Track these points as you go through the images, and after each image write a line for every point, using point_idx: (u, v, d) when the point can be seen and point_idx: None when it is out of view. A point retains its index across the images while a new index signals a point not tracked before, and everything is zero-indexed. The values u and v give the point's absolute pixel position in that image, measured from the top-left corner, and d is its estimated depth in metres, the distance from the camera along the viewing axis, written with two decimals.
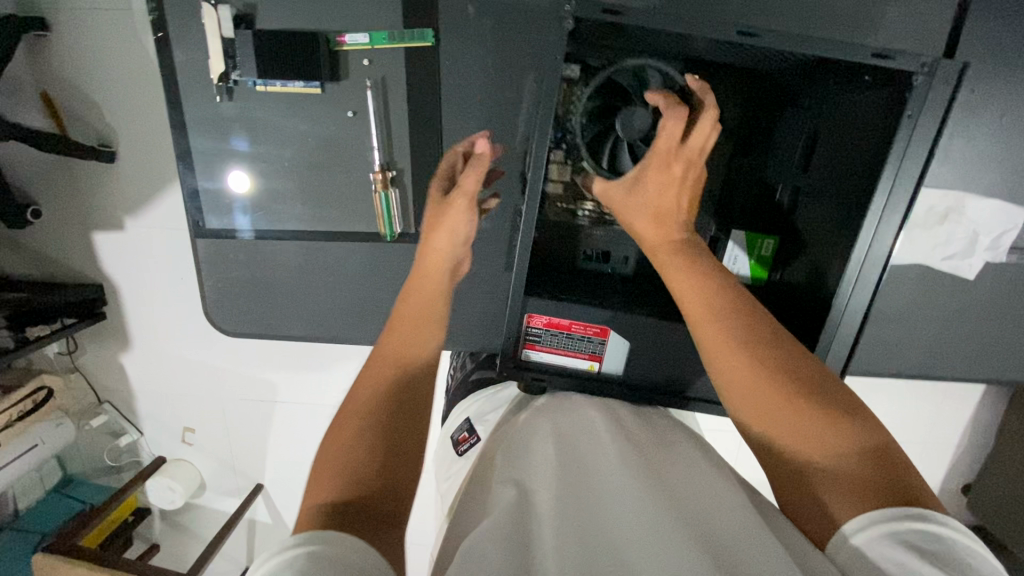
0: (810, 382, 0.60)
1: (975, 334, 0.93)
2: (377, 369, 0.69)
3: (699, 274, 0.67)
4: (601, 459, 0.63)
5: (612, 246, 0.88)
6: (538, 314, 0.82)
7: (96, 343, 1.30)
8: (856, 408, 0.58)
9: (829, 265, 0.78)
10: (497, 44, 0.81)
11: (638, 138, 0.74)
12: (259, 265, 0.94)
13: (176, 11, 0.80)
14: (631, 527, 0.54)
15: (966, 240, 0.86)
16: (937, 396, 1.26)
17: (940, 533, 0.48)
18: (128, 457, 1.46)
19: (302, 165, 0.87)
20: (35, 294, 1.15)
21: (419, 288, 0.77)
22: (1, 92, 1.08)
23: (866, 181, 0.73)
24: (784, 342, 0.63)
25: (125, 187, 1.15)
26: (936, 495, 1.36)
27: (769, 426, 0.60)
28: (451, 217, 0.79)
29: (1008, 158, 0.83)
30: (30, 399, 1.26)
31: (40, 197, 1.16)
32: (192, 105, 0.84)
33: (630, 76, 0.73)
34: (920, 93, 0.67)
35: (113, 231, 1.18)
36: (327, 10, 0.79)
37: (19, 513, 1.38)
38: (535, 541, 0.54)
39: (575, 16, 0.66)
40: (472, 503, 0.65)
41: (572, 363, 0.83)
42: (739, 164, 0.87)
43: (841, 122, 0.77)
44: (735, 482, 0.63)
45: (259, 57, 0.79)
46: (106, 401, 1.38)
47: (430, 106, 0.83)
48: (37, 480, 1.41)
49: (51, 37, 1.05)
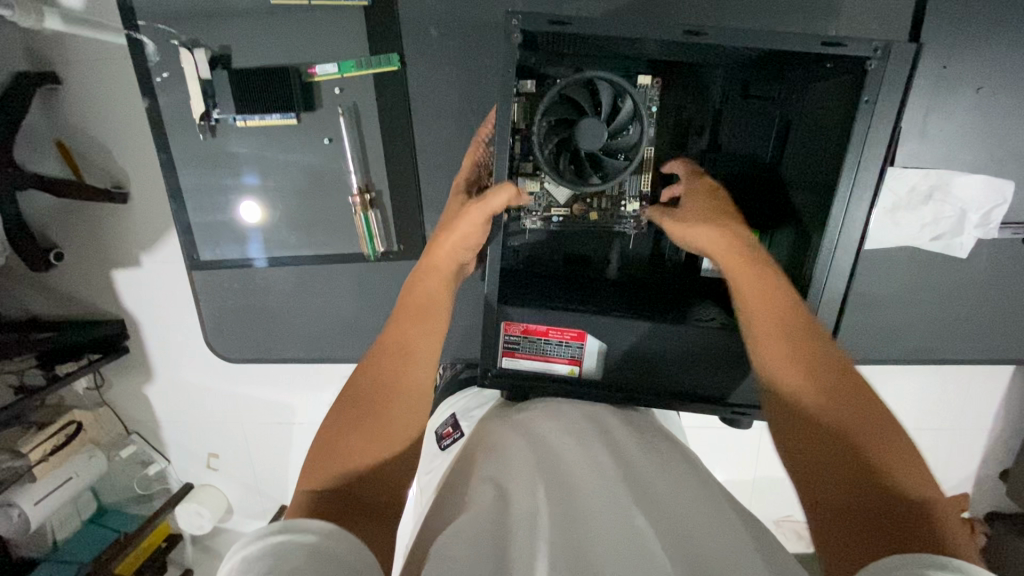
0: (869, 407, 0.58)
1: (973, 315, 0.90)
2: (380, 364, 0.68)
3: (757, 272, 0.70)
4: (582, 471, 0.63)
5: (593, 250, 0.92)
6: (514, 322, 0.82)
7: (114, 376, 1.36)
8: (913, 453, 0.54)
9: (806, 252, 0.76)
10: (461, 63, 0.83)
11: (598, 148, 0.73)
12: (253, 291, 0.97)
13: (161, 57, 0.84)
14: (605, 533, 0.52)
15: (954, 217, 0.84)
16: (954, 378, 1.22)
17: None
18: (158, 485, 1.50)
19: (286, 192, 0.90)
20: (61, 333, 1.20)
21: (425, 281, 0.77)
22: (20, 143, 1.14)
23: (834, 167, 0.72)
24: (842, 367, 0.62)
25: (130, 226, 1.21)
26: (967, 480, 1.31)
27: (819, 418, 0.59)
28: (464, 225, 0.75)
29: (989, 131, 0.81)
30: (63, 432, 1.33)
31: (53, 240, 1.22)
32: (179, 144, 0.88)
33: (583, 90, 0.72)
34: (875, 77, 0.67)
35: (122, 268, 1.24)
36: (297, 44, 0.83)
37: (58, 544, 1.39)
38: (509, 531, 0.53)
39: (523, 29, 0.67)
40: (452, 500, 0.65)
41: (554, 369, 0.83)
42: (711, 159, 0.87)
43: (808, 110, 0.76)
44: (714, 492, 0.62)
45: (237, 95, 0.83)
46: (133, 432, 1.43)
47: (401, 127, 0.86)
48: (74, 512, 1.41)
49: (60, 90, 1.12)
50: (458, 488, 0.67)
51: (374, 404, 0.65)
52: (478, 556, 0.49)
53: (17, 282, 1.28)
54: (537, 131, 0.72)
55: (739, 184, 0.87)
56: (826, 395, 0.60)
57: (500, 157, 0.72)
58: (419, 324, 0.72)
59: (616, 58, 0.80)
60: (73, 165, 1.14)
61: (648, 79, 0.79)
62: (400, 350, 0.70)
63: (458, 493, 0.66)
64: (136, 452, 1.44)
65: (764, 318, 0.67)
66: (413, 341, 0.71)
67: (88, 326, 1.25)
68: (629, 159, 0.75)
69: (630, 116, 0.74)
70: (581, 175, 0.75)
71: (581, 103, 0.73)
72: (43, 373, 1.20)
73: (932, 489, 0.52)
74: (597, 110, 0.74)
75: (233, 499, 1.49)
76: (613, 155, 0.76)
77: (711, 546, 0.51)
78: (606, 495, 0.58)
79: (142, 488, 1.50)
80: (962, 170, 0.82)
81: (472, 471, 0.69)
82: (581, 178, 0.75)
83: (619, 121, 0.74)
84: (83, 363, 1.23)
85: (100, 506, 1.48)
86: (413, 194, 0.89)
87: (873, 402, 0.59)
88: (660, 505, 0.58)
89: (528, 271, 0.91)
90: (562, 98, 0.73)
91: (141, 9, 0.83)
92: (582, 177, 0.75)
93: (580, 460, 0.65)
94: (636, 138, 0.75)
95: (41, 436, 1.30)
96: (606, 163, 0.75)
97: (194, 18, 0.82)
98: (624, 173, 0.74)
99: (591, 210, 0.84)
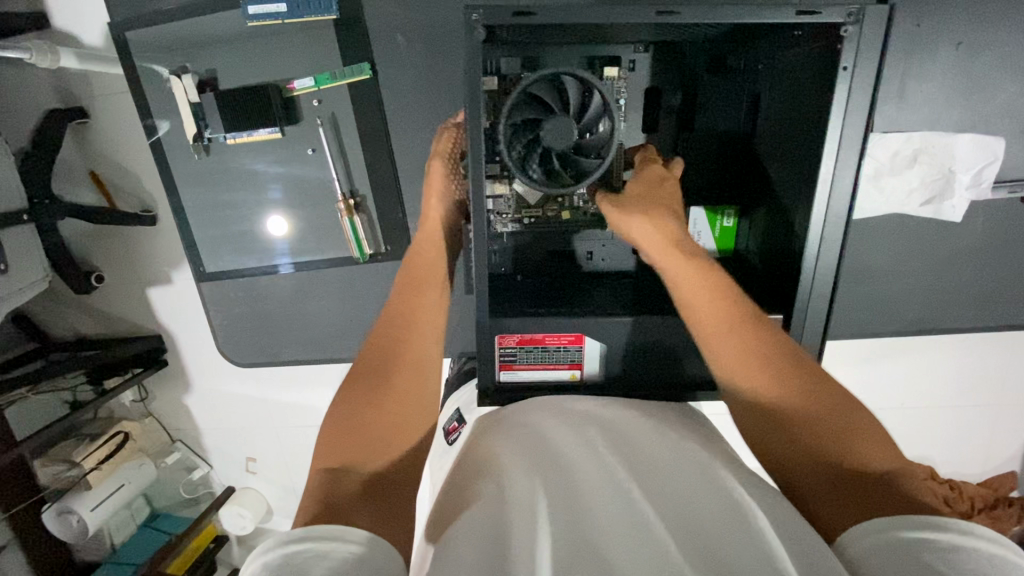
0: (826, 393, 0.60)
1: (968, 280, 0.89)
2: (379, 342, 0.69)
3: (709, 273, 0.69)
4: (583, 460, 0.62)
5: (577, 242, 0.87)
6: (508, 334, 0.77)
7: (155, 389, 1.43)
8: (870, 422, 0.58)
9: (792, 225, 0.73)
10: (428, 66, 0.86)
11: (568, 148, 0.69)
12: (258, 300, 1.03)
13: (155, 87, 0.91)
14: (613, 529, 0.52)
15: (942, 179, 0.81)
16: (974, 349, 1.17)
17: (964, 543, 0.45)
18: (203, 490, 1.56)
19: (279, 204, 0.95)
20: (107, 351, 1.30)
21: (421, 249, 0.78)
22: (58, 175, 1.23)
23: (811, 138, 0.68)
24: (795, 357, 0.64)
25: (159, 247, 1.28)
26: (995, 453, 1.26)
27: (783, 418, 0.61)
28: (434, 179, 0.80)
29: (973, 89, 0.77)
30: (111, 444, 1.41)
31: (90, 262, 1.31)
32: (178, 165, 0.94)
33: (549, 87, 0.68)
34: (851, 45, 0.63)
35: (156, 285, 1.31)
36: (274, 62, 0.87)
37: (117, 546, 1.51)
38: (512, 516, 0.54)
39: (485, 25, 0.62)
40: (461, 488, 0.66)
41: (554, 376, 0.79)
42: (684, 142, 0.83)
43: (782, 80, 0.73)
44: (722, 461, 0.61)
45: (224, 116, 0.89)
46: (178, 441, 1.48)
47: (377, 132, 0.89)
48: (129, 517, 1.52)
49: (90, 123, 1.19)
50: (463, 479, 0.67)
51: (372, 394, 0.63)
52: (479, 553, 0.50)
53: (62, 304, 1.37)
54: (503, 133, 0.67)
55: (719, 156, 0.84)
56: (786, 388, 0.62)
57: (474, 156, 0.66)
58: (414, 334, 0.70)
59: (570, 42, 0.77)
60: (105, 193, 1.22)
61: (615, 71, 0.77)
62: (401, 321, 0.71)
63: (458, 483, 0.67)
64: (180, 459, 1.50)
65: (709, 316, 0.67)
66: (405, 350, 0.68)
67: (131, 342, 1.33)
68: (601, 157, 0.71)
69: (600, 111, 0.69)
70: (554, 178, 0.71)
71: (546, 100, 0.68)
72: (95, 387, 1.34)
73: (887, 459, 0.55)
74: (564, 108, 0.69)
75: (272, 501, 1.57)
76: (586, 154, 0.71)
77: (716, 534, 0.50)
78: (610, 495, 0.56)
79: (187, 492, 1.56)
80: (949, 131, 0.79)
81: (472, 458, 0.70)
82: (551, 181, 0.71)
83: (590, 117, 0.70)
84: (129, 377, 1.33)
85: (153, 510, 1.59)
86: (396, 196, 0.92)
87: (820, 381, 0.62)
88: (657, 486, 0.57)
89: (514, 274, 0.88)
90: (526, 96, 0.68)
91: (134, 42, 0.89)
92: (555, 180, 0.71)
93: (574, 442, 0.65)
94: (608, 134, 0.70)
95: (95, 445, 1.39)
96: (580, 163, 0.70)
97: (183, 46, 0.88)
98: (598, 172, 0.69)
99: (564, 207, 0.82)
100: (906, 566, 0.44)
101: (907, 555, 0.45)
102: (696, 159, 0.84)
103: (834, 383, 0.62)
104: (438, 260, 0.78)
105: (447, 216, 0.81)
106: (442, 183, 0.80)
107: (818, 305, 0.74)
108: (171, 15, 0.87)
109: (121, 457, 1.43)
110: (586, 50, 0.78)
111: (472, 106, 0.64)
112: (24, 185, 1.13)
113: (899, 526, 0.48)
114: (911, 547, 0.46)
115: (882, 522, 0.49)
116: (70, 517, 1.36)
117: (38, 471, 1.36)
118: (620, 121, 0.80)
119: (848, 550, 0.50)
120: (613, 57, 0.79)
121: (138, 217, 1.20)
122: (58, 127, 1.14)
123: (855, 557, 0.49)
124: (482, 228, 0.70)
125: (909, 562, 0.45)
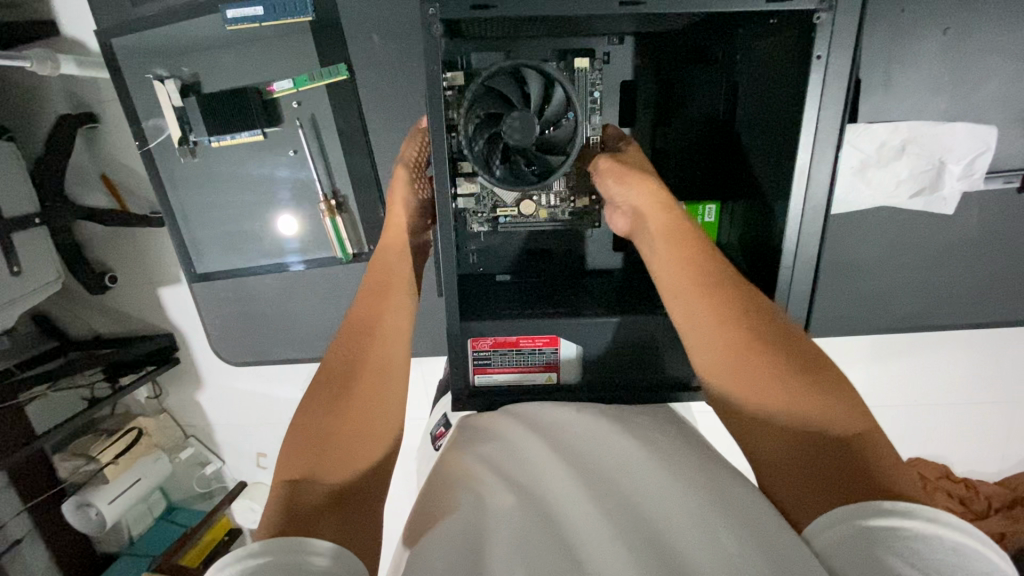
0: (804, 367, 0.58)
1: (962, 273, 0.86)
2: (341, 350, 0.69)
3: (689, 251, 0.67)
4: (558, 467, 0.60)
5: (554, 242, 0.86)
6: (482, 337, 0.76)
7: (169, 384, 1.42)
8: (849, 396, 0.56)
9: (771, 219, 0.71)
10: (404, 66, 0.87)
11: (532, 145, 0.68)
12: (248, 300, 1.04)
13: (142, 94, 0.93)
14: (592, 540, 0.51)
15: (931, 171, 0.78)
16: (979, 344, 1.13)
17: (930, 533, 0.44)
18: (216, 483, 1.55)
19: (264, 205, 0.97)
20: (122, 348, 1.30)
21: (384, 254, 0.79)
22: (71, 179, 1.22)
23: (786, 129, 0.66)
24: (775, 330, 0.62)
25: (172, 254, 1.27)
26: (1008, 455, 1.21)
27: (756, 399, 0.59)
28: (398, 188, 0.81)
29: (963, 76, 0.74)
30: (127, 439, 1.43)
31: (105, 263, 1.29)
32: (165, 168, 0.96)
33: (509, 81, 0.67)
34: (825, 32, 0.60)
35: (166, 285, 1.30)
36: (255, 65, 0.89)
37: (134, 539, 1.55)
38: (488, 531, 0.53)
39: (442, 18, 0.61)
40: (434, 494, 0.63)
41: (530, 378, 0.78)
42: (662, 134, 0.82)
43: (758, 70, 0.71)
44: (694, 465, 0.59)
45: (206, 120, 0.90)
46: (190, 436, 1.48)
47: (356, 132, 0.90)
48: (146, 511, 1.55)
49: (102, 128, 1.18)
50: (436, 485, 0.65)
51: (335, 400, 0.64)
52: (454, 560, 0.49)
53: (78, 304, 1.36)
54: (464, 128, 0.67)
55: (697, 149, 0.82)
56: (764, 363, 0.59)
57: (437, 152, 0.66)
58: (379, 340, 0.70)
59: (540, 36, 0.76)
60: (118, 196, 1.21)
61: (586, 62, 0.75)
62: (363, 329, 0.71)
63: (429, 489, 0.65)
64: (195, 453, 1.50)
65: (687, 282, 0.65)
66: (371, 355, 0.69)
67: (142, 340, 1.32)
68: (567, 153, 0.70)
69: (563, 104, 0.69)
70: (518, 174, 0.70)
71: (509, 97, 0.68)
72: (110, 385, 1.33)
73: (858, 420, 0.55)
74: (525, 102, 0.68)
75: None
76: (554, 149, 0.70)
77: (679, 528, 0.50)
78: (584, 504, 0.55)
79: (202, 487, 1.56)
80: (937, 120, 0.75)
81: (445, 463, 0.68)
82: (516, 177, 0.70)
83: (553, 111, 0.69)
84: (143, 373, 1.32)
85: (170, 503, 1.61)
86: (377, 195, 0.94)
87: (796, 345, 0.61)
88: (626, 474, 0.58)
89: (492, 273, 0.87)
90: (487, 90, 0.67)
91: (120, 49, 0.91)
92: (519, 177, 0.70)
93: (549, 448, 0.63)
94: (572, 128, 0.69)
95: (110, 441, 1.41)
96: (545, 160, 0.70)
97: (168, 52, 0.90)
98: (563, 168, 0.68)
99: (540, 207, 0.81)
100: (873, 561, 0.43)
101: (874, 547, 0.44)
102: (674, 152, 0.82)
103: (807, 346, 0.61)
104: (404, 264, 0.78)
105: (410, 223, 0.81)
106: (403, 191, 0.81)
107: (800, 301, 0.71)
108: (154, 21, 0.88)
109: (137, 451, 1.44)
110: (559, 43, 0.76)
111: (433, 105, 0.64)
112: (36, 188, 1.15)
113: (866, 515, 0.47)
114: (877, 537, 0.45)
115: (850, 510, 0.48)
116: (87, 511, 1.37)
117: (58, 465, 1.40)
118: (594, 114, 0.78)
119: (818, 543, 0.48)
120: (586, 49, 0.77)
121: (146, 219, 1.17)
122: (68, 132, 1.13)
123: (823, 549, 0.47)
124: (448, 227, 0.70)
125: (875, 554, 0.44)
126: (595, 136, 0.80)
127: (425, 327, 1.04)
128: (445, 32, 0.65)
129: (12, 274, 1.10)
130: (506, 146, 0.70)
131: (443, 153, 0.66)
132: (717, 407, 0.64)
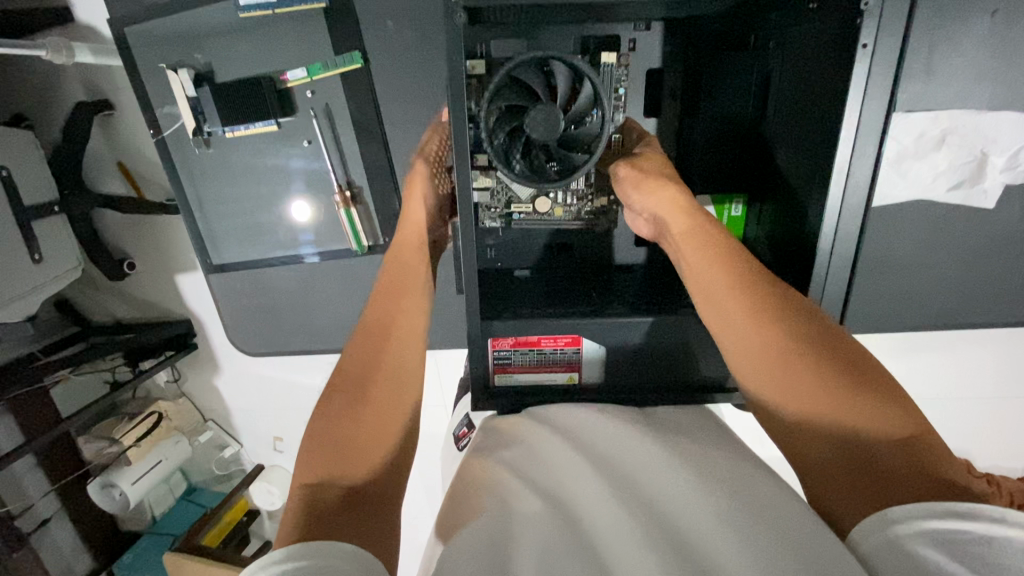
0: (843, 365, 0.57)
1: (1001, 268, 0.83)
2: (357, 351, 0.68)
3: (715, 251, 0.65)
4: (585, 470, 0.59)
5: (574, 237, 0.84)
6: (502, 336, 0.74)
7: (187, 371, 1.43)
8: (893, 394, 0.55)
9: (804, 215, 0.68)
10: (421, 54, 0.85)
11: (554, 141, 0.66)
12: (263, 290, 1.04)
13: (155, 83, 0.91)
14: (623, 544, 0.50)
15: (974, 164, 0.75)
16: (1016, 340, 1.08)
17: (995, 534, 0.42)
18: (235, 467, 1.56)
19: (279, 196, 0.96)
20: (141, 333, 1.30)
21: (399, 251, 0.78)
22: (88, 166, 1.22)
23: (826, 121, 0.62)
24: (810, 326, 0.60)
25: (189, 242, 1.28)
26: None
27: (792, 404, 0.57)
28: (417, 183, 0.80)
29: (1012, 62, 0.66)
30: (147, 423, 1.44)
31: (124, 249, 1.30)
32: (179, 157, 0.95)
33: (536, 73, 0.65)
34: (872, 18, 0.56)
35: (184, 272, 1.30)
36: (269, 53, 0.87)
37: (157, 519, 1.60)
38: (519, 532, 0.52)
39: (464, 8, 0.59)
40: (463, 493, 0.63)
41: (550, 377, 0.76)
42: (688, 126, 0.80)
43: (795, 58, 0.67)
44: (730, 467, 0.58)
45: (221, 109, 0.89)
46: (210, 420, 1.49)
47: (373, 121, 0.89)
48: (167, 491, 1.59)
49: (117, 114, 1.17)
50: (463, 486, 0.64)
51: (353, 403, 0.63)
52: (485, 564, 0.48)
53: (98, 289, 1.37)
54: (487, 120, 0.64)
55: (725, 140, 0.79)
56: (801, 364, 0.57)
57: (457, 146, 0.64)
58: (396, 340, 0.70)
59: (559, 24, 0.72)
60: (135, 184, 1.21)
61: (614, 57, 0.73)
62: (379, 328, 0.70)
63: (457, 490, 0.64)
64: (214, 437, 1.52)
65: (719, 287, 0.63)
66: (386, 358, 0.68)
67: (162, 326, 1.32)
68: (590, 151, 0.68)
69: (591, 100, 0.66)
70: (537, 169, 0.68)
71: (534, 89, 0.65)
72: (131, 369, 1.33)
73: (908, 420, 0.53)
74: (550, 96, 0.66)
75: None
76: (575, 146, 0.68)
77: (699, 528, 0.50)
78: (613, 507, 0.54)
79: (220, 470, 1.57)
80: (981, 109, 0.70)
81: (473, 462, 0.67)
82: (536, 172, 0.68)
83: (579, 108, 0.67)
84: (161, 359, 1.32)
85: (190, 485, 1.64)
86: (392, 186, 0.92)
87: (838, 345, 0.59)
88: (643, 474, 0.58)
89: (510, 268, 0.85)
90: (514, 82, 0.65)
91: (133, 37, 0.89)
92: (538, 172, 0.68)
93: (574, 451, 0.62)
94: (597, 126, 0.67)
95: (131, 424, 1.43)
96: (567, 156, 0.67)
97: (182, 38, 0.88)
98: (587, 166, 0.66)
99: (555, 205, 0.79)
100: (922, 561, 0.42)
101: (924, 546, 0.43)
102: (702, 143, 0.79)
103: (851, 344, 0.59)
104: (416, 261, 0.77)
105: (426, 219, 0.80)
106: (423, 184, 0.80)
107: (833, 301, 0.68)
108: (167, 7, 0.87)
109: (157, 435, 1.46)
110: (583, 29, 0.73)
111: (453, 97, 0.62)
112: (56, 176, 1.15)
113: (921, 515, 0.45)
114: (933, 537, 0.43)
115: (904, 510, 0.46)
116: (112, 491, 1.40)
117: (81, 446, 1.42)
118: (618, 111, 0.77)
119: (861, 548, 0.47)
120: (611, 36, 0.74)
121: (162, 206, 1.17)
122: (86, 120, 1.13)
123: (869, 554, 0.46)
124: (468, 222, 0.68)
125: (923, 552, 0.43)
126: (616, 133, 0.79)
127: (441, 319, 1.03)
128: (467, 21, 0.62)
129: (35, 262, 1.11)
130: (528, 139, 0.68)
131: (462, 146, 0.64)
132: (755, 411, 0.62)
